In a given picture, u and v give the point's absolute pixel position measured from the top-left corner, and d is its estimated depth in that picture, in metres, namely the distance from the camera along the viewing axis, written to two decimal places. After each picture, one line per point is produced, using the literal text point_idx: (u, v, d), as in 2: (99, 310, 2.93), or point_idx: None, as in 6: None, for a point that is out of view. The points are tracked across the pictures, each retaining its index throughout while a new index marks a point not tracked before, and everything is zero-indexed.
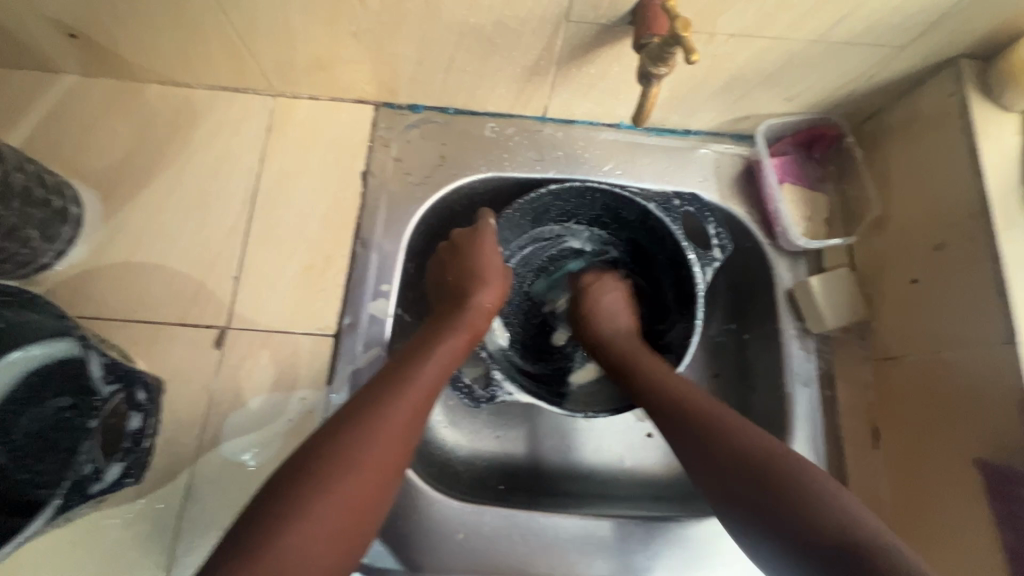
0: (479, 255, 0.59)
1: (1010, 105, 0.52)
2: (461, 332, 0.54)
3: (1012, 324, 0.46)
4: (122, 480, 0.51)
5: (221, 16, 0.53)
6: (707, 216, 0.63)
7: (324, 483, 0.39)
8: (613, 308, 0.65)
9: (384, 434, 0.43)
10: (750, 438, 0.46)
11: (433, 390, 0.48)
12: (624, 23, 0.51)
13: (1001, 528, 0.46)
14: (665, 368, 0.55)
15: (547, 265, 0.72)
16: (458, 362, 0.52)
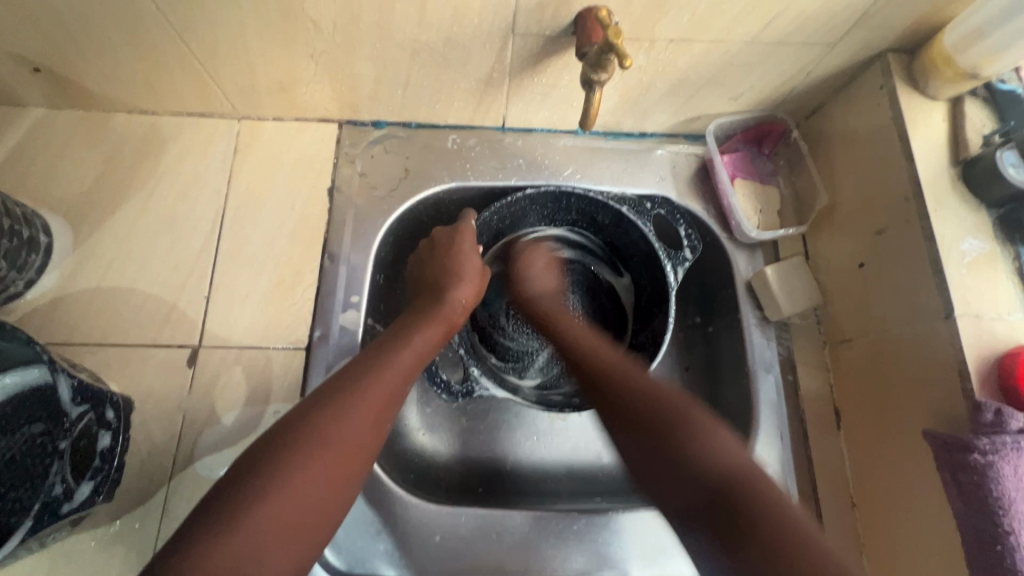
0: (459, 252, 0.61)
1: (935, 94, 0.55)
2: (436, 325, 0.54)
3: (948, 299, 0.49)
4: (93, 498, 0.48)
5: (181, 44, 0.55)
6: (678, 218, 0.64)
7: (292, 463, 0.39)
8: (541, 272, 0.67)
9: (354, 419, 0.43)
10: (709, 449, 0.43)
11: (404, 382, 0.48)
12: (567, 34, 0.53)
13: (950, 497, 0.45)
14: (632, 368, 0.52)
15: None
16: (431, 354, 0.53)
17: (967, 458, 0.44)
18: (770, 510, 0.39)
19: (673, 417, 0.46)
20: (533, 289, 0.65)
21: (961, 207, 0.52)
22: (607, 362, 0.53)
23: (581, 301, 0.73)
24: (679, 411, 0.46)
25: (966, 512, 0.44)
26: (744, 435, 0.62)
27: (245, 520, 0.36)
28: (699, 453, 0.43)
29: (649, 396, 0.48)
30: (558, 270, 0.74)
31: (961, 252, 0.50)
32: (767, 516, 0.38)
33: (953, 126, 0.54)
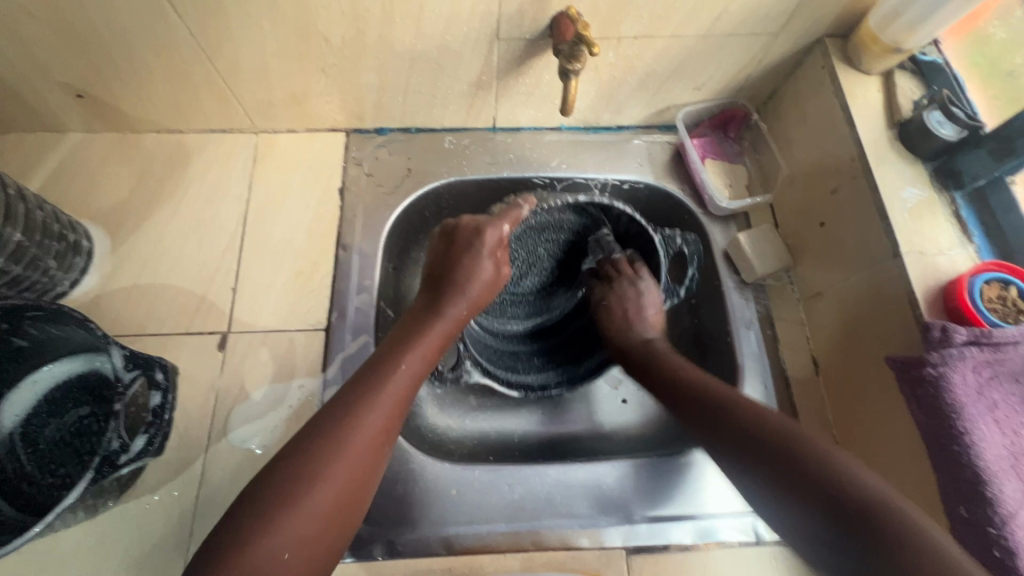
0: (472, 260, 0.59)
1: (869, 69, 0.63)
2: (432, 340, 0.55)
3: (894, 240, 0.55)
4: (146, 448, 0.56)
5: (209, 65, 0.63)
6: (694, 263, 0.71)
7: (310, 484, 0.44)
8: (640, 314, 0.67)
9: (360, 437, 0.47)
10: (776, 423, 0.49)
11: (401, 402, 0.51)
12: (545, 36, 0.61)
13: (911, 409, 0.51)
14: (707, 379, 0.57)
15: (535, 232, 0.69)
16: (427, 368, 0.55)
17: (922, 372, 0.49)
18: (835, 478, 0.43)
19: (723, 407, 0.53)
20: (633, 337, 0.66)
21: (900, 162, 0.59)
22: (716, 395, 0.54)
23: (561, 258, 0.74)
24: (744, 403, 0.52)
25: (926, 421, 0.49)
26: (732, 385, 0.67)
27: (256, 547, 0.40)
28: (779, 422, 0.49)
29: (727, 414, 0.52)
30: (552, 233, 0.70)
31: (903, 199, 0.57)
32: (838, 482, 0.43)
33: (887, 96, 0.62)
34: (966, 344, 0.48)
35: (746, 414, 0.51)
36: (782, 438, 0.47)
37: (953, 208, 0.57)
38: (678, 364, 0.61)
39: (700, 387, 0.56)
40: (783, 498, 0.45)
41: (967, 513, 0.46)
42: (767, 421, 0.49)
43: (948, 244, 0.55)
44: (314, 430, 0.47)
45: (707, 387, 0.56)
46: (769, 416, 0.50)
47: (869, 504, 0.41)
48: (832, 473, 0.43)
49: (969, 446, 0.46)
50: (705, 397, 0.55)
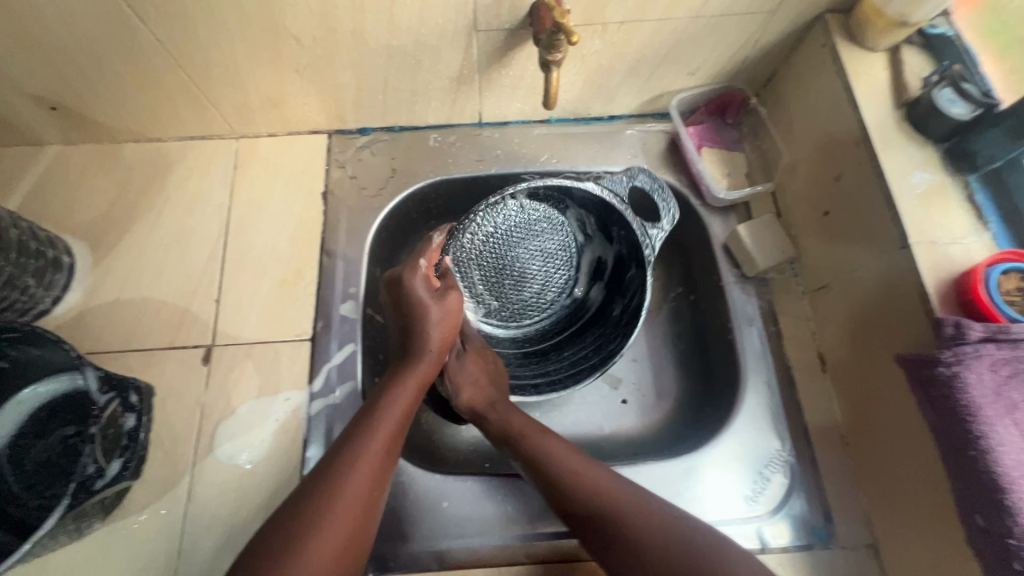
0: (433, 307, 0.56)
1: (874, 45, 0.58)
2: (410, 384, 0.54)
3: (903, 230, 0.51)
4: (122, 472, 0.55)
5: (179, 70, 0.61)
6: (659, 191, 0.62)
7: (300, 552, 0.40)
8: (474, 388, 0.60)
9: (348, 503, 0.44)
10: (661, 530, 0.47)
11: (389, 447, 0.49)
12: (525, 25, 0.58)
13: (924, 411, 0.47)
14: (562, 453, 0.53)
15: (511, 232, 0.69)
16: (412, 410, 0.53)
17: (935, 372, 0.46)
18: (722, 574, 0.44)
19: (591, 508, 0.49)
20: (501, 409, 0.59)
21: (908, 145, 0.55)
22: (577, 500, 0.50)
23: (554, 254, 0.71)
24: (609, 507, 0.49)
25: (939, 424, 0.46)
26: (733, 385, 0.64)
27: None
28: (649, 540, 0.46)
29: (603, 508, 0.49)
30: (523, 227, 0.69)
31: (911, 185, 0.53)
32: None
33: (895, 73, 0.58)
34: (983, 340, 0.45)
35: (636, 521, 0.47)
36: (659, 549, 0.46)
37: (967, 193, 0.53)
38: (556, 448, 0.54)
39: (603, 490, 0.50)
40: None
41: (983, 522, 0.43)
42: (628, 516, 0.48)
43: (962, 232, 0.51)
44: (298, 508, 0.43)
45: (566, 491, 0.51)
46: (674, 519, 0.47)
47: None
48: (718, 570, 0.44)
49: (986, 451, 0.43)
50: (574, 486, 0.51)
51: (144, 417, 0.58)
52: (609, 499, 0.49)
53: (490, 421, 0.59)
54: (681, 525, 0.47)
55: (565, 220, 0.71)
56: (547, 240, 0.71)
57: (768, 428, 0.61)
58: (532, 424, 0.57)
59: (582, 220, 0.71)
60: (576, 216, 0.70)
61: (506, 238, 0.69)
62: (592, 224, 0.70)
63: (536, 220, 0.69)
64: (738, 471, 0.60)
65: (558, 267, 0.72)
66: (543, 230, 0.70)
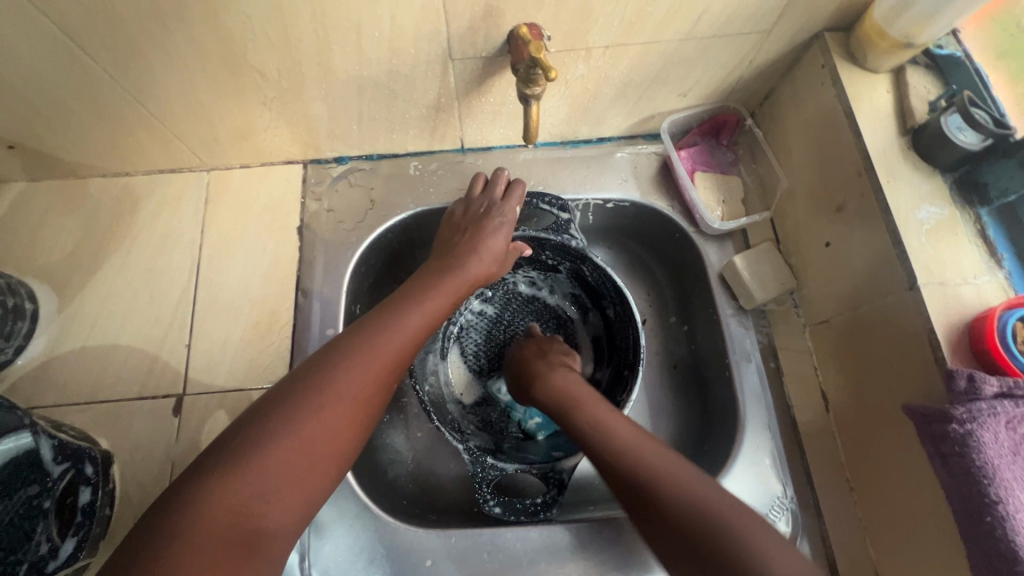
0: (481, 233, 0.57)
1: (876, 67, 0.55)
2: (450, 285, 0.53)
3: (910, 270, 0.48)
4: (76, 554, 0.51)
5: (139, 106, 0.58)
6: (545, 197, 0.62)
7: (264, 450, 0.39)
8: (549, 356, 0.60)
9: (334, 410, 0.42)
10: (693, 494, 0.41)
11: (396, 367, 0.47)
12: (503, 52, 0.54)
13: (935, 468, 0.44)
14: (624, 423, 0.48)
15: (490, 338, 0.71)
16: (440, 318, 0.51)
17: (947, 429, 0.42)
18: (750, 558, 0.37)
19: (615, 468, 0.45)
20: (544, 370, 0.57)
21: (914, 175, 0.51)
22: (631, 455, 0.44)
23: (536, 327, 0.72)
24: (653, 470, 0.43)
25: (952, 484, 0.43)
26: (731, 425, 0.61)
27: (223, 476, 0.37)
28: (675, 498, 0.41)
29: (643, 471, 0.43)
30: (497, 319, 0.72)
31: (919, 220, 0.49)
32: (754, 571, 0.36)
33: (898, 97, 0.54)
34: (998, 396, 0.42)
35: (671, 486, 0.41)
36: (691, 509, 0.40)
37: (978, 228, 0.50)
38: (604, 417, 0.49)
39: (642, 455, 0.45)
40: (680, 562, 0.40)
41: None
42: (654, 477, 0.42)
43: (974, 271, 0.48)
44: (273, 404, 0.41)
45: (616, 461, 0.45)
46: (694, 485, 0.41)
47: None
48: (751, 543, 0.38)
49: (1004, 518, 0.40)
50: (621, 455, 0.45)
51: (102, 489, 0.54)
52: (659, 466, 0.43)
53: (542, 392, 0.55)
54: (710, 492, 0.40)
55: (522, 293, 0.73)
56: (523, 316, 0.72)
57: (771, 474, 0.58)
58: (580, 395, 0.53)
59: (535, 280, 0.72)
60: (526, 280, 0.72)
61: (489, 343, 0.71)
62: (543, 277, 0.72)
63: (502, 311, 0.72)
64: None
65: (546, 330, 0.72)
66: (513, 312, 0.72)
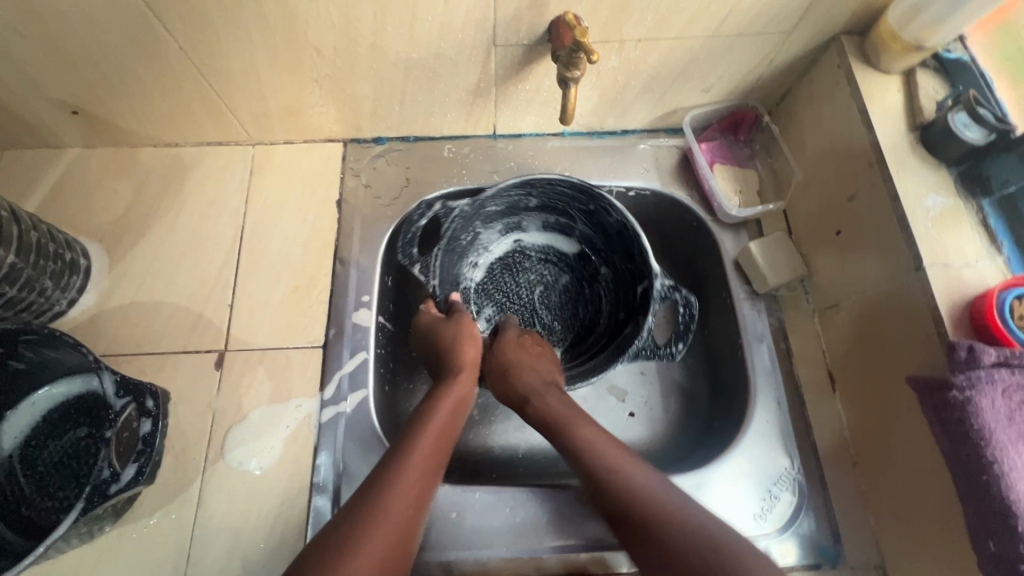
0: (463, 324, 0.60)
1: (889, 68, 0.59)
2: (443, 407, 0.53)
3: (916, 252, 0.52)
4: (138, 479, 0.53)
5: (200, 78, 0.62)
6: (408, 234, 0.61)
7: (358, 545, 0.38)
8: (535, 363, 0.59)
9: (382, 543, 0.39)
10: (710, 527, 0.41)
11: (426, 495, 0.45)
12: (544, 41, 0.59)
13: (936, 434, 0.48)
14: (624, 452, 0.49)
15: (513, 315, 0.73)
16: (448, 439, 0.51)
17: (948, 396, 0.46)
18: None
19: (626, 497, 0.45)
20: (534, 385, 0.56)
21: (922, 167, 0.55)
22: (644, 494, 0.44)
23: (512, 269, 0.75)
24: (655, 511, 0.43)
25: (951, 447, 0.46)
26: (742, 401, 0.65)
27: None
28: (678, 536, 0.40)
29: (647, 512, 0.43)
30: (500, 306, 0.73)
31: (925, 208, 0.53)
32: None
33: (909, 96, 0.58)
34: (996, 365, 0.45)
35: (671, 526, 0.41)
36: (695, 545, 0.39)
37: (980, 217, 0.53)
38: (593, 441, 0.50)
39: (644, 491, 0.45)
40: None
41: (996, 547, 0.43)
42: (656, 509, 0.43)
43: (976, 256, 0.51)
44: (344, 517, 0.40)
45: (618, 487, 0.46)
46: (683, 511, 0.42)
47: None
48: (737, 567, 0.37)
49: (999, 476, 0.43)
50: (623, 486, 0.46)
51: (161, 421, 0.56)
52: (664, 510, 0.43)
53: (536, 415, 0.54)
54: (708, 524, 0.41)
55: (474, 278, 0.73)
56: (506, 279, 0.74)
57: (778, 447, 0.61)
58: (569, 412, 0.53)
59: (472, 260, 0.73)
60: (467, 267, 0.72)
61: (514, 310, 0.73)
62: (474, 252, 0.73)
63: (492, 300, 0.73)
64: (745, 488, 0.59)
65: (523, 266, 0.75)
66: (494, 289, 0.74)
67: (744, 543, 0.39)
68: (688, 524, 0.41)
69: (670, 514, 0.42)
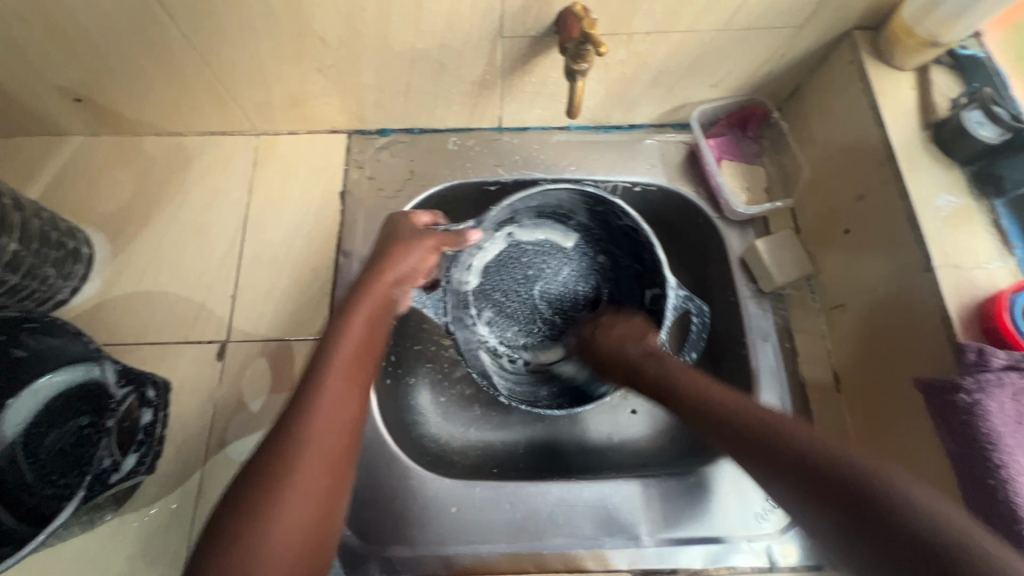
0: (414, 240, 0.56)
1: (902, 64, 0.58)
2: (368, 301, 0.51)
3: (926, 252, 0.51)
4: (138, 468, 0.55)
5: (204, 67, 0.61)
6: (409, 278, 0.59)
7: (291, 451, 0.40)
8: (623, 334, 0.59)
9: (314, 447, 0.41)
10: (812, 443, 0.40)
11: (353, 391, 0.45)
12: (550, 32, 0.58)
13: (941, 436, 0.47)
14: (714, 385, 0.48)
15: (515, 316, 0.71)
16: (377, 331, 0.50)
17: (955, 398, 0.45)
18: (882, 500, 0.35)
19: (769, 430, 0.42)
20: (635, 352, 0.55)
21: (934, 166, 0.54)
22: (763, 419, 0.43)
23: (510, 269, 0.71)
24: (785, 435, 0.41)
25: (956, 450, 0.46)
26: None
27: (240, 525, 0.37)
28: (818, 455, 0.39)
29: (772, 432, 0.42)
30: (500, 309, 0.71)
31: (936, 207, 0.52)
32: (888, 510, 0.34)
33: (922, 94, 0.57)
34: (1004, 368, 0.45)
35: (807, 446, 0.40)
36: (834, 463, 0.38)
37: (992, 218, 0.53)
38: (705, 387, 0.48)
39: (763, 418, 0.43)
40: (843, 539, 0.36)
41: None
42: (776, 431, 0.41)
43: (987, 257, 0.51)
44: (262, 470, 0.40)
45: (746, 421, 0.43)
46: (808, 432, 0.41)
47: (868, 499, 0.35)
48: (882, 492, 0.35)
49: (1005, 481, 0.43)
50: (740, 417, 0.44)
51: (161, 412, 0.57)
52: (789, 431, 0.41)
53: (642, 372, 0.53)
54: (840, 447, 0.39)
55: (471, 285, 0.70)
56: (503, 280, 0.71)
57: None
58: (679, 369, 0.51)
59: (467, 267, 0.70)
60: (464, 277, 0.69)
61: (518, 309, 0.71)
62: (468, 260, 0.69)
63: (492, 304, 0.71)
64: (748, 488, 0.59)
65: (519, 263, 0.72)
66: (490, 292, 0.71)
67: (867, 460, 0.37)
68: (815, 444, 0.39)
69: (800, 437, 0.41)
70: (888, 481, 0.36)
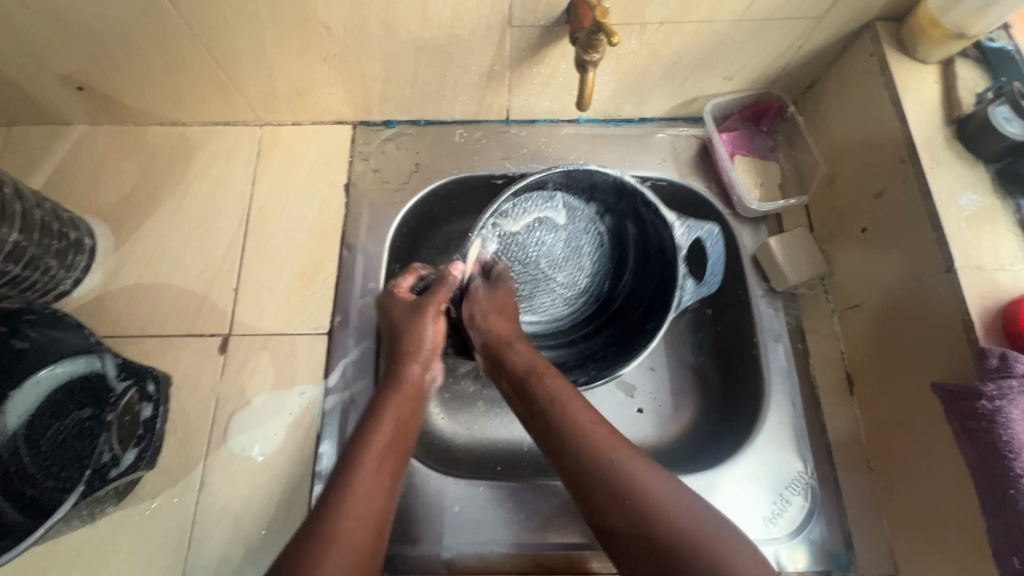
0: (416, 317, 0.54)
1: (926, 57, 0.56)
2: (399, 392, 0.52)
3: (948, 253, 0.49)
4: (138, 464, 0.53)
5: (207, 56, 0.60)
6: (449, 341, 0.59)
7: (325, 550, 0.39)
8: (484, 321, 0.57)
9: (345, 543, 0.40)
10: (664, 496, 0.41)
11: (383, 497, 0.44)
12: (560, 22, 0.56)
13: (959, 443, 0.46)
14: (587, 414, 0.47)
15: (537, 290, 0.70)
16: (405, 424, 0.50)
17: (976, 405, 0.44)
18: (713, 569, 0.37)
19: (588, 461, 0.44)
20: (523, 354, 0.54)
21: (958, 164, 0.52)
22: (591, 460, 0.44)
23: (511, 257, 0.68)
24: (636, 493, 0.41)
25: (976, 458, 0.44)
26: (756, 402, 0.63)
27: None
28: (665, 523, 0.40)
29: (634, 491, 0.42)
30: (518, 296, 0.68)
31: (959, 206, 0.51)
32: None
33: (946, 88, 0.55)
34: None
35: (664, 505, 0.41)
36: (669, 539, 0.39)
37: (1018, 218, 0.51)
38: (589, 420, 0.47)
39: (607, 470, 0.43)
40: None
41: (1020, 564, 0.41)
42: (648, 503, 0.41)
43: (1011, 259, 0.49)
44: (293, 555, 0.39)
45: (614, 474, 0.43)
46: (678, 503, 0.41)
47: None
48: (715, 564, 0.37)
49: None
50: (599, 477, 0.43)
51: (162, 407, 0.54)
52: (621, 481, 0.42)
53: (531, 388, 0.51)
54: (689, 508, 0.41)
55: None
56: (510, 271, 0.69)
57: (790, 450, 0.60)
58: (569, 393, 0.49)
59: None
60: None
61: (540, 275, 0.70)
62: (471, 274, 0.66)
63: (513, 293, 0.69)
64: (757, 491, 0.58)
65: (517, 250, 0.68)
66: None
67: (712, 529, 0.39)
68: (669, 512, 0.40)
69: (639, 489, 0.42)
70: (732, 555, 0.38)
